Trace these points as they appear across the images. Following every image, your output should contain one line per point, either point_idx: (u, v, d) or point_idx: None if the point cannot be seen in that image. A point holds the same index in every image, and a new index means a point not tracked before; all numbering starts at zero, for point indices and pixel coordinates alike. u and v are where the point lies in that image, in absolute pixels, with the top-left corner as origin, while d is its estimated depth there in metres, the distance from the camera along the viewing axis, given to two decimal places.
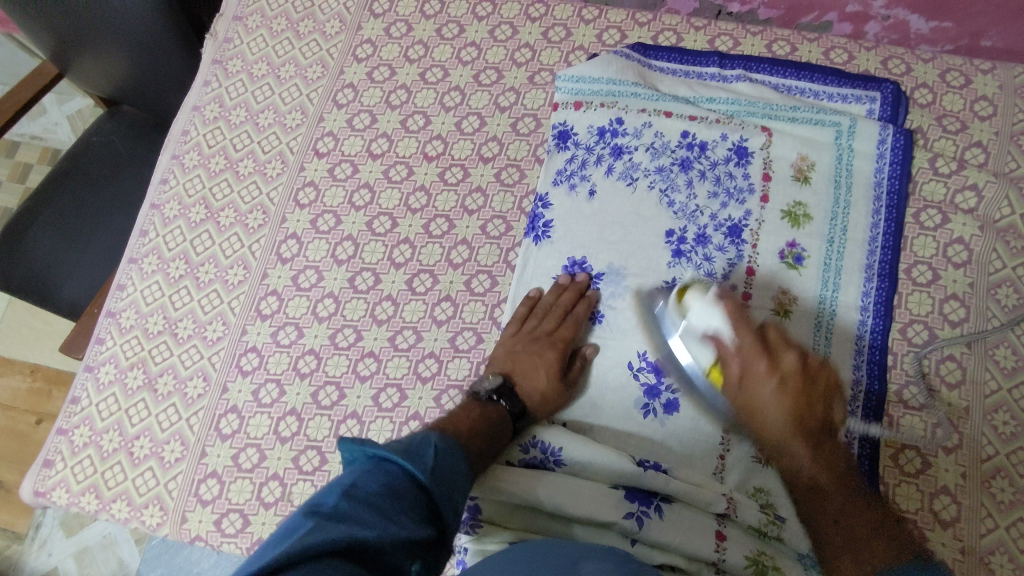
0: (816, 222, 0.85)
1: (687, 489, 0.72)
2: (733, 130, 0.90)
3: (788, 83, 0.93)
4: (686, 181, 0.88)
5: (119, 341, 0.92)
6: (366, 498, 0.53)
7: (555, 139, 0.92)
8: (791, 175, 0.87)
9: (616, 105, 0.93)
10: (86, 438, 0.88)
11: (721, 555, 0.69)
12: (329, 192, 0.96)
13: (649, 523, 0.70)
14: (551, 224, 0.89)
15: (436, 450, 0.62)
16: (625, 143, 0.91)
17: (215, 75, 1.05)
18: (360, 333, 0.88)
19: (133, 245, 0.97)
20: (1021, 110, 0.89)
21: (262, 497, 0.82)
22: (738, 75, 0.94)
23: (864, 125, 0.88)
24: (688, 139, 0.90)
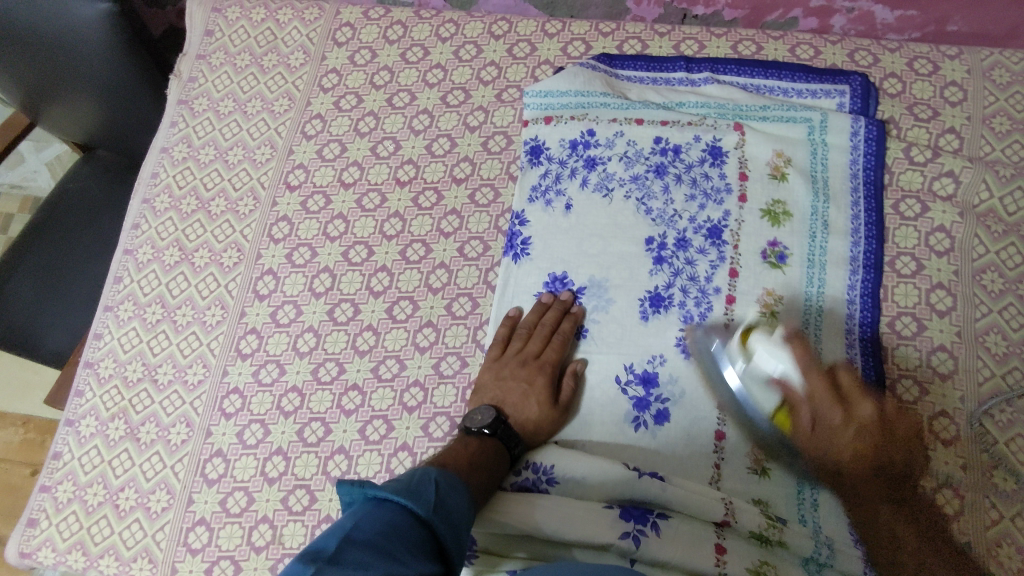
0: (796, 217, 0.84)
1: (683, 501, 0.70)
2: (706, 131, 0.89)
3: (756, 83, 0.92)
4: (662, 187, 0.88)
5: (99, 392, 0.91)
6: (366, 539, 0.52)
7: (528, 155, 0.92)
8: (767, 172, 0.86)
9: (586, 117, 0.92)
10: (69, 494, 0.86)
11: (721, 569, 0.67)
12: (303, 225, 0.95)
13: (646, 542, 0.68)
14: (529, 240, 0.87)
15: (436, 485, 0.61)
16: (598, 153, 0.90)
17: (182, 115, 1.04)
18: (342, 366, 0.87)
19: (108, 292, 0.96)
20: (991, 94, 0.88)
21: (253, 542, 0.80)
22: (705, 77, 0.93)
23: (836, 118, 0.87)
24: (661, 145, 0.89)
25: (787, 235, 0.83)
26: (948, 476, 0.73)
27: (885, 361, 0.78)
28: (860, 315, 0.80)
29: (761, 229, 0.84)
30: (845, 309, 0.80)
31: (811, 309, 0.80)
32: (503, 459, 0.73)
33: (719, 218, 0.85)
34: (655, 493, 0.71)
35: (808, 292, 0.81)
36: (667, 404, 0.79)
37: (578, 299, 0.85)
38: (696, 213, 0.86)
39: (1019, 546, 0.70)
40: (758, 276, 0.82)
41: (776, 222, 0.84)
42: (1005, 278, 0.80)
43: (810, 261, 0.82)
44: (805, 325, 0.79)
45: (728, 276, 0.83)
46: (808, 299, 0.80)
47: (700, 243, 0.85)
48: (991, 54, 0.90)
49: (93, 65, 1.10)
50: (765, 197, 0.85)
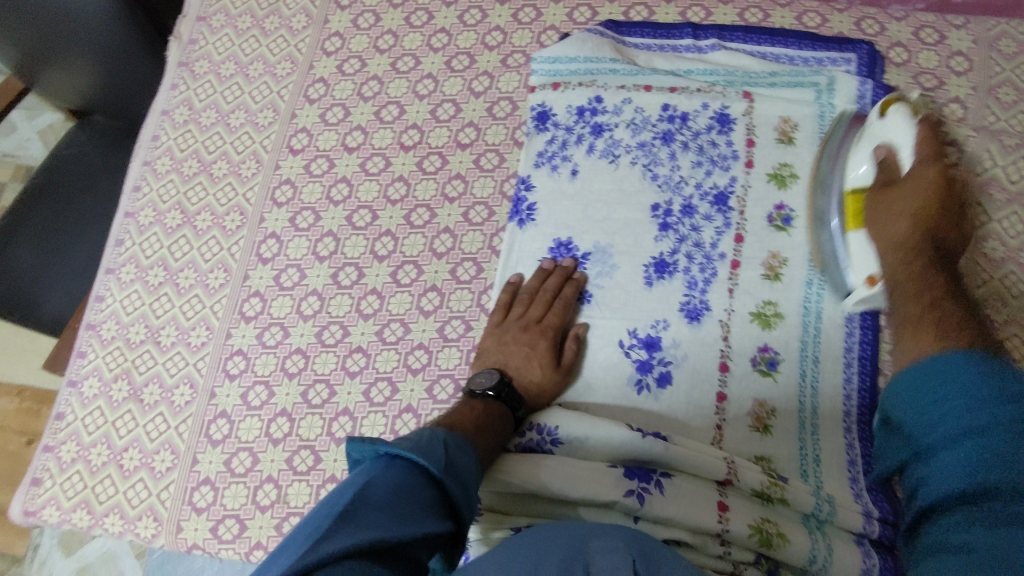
0: (802, 182, 0.85)
1: (687, 459, 0.71)
2: (713, 98, 0.89)
3: (764, 50, 0.92)
4: (669, 154, 0.88)
5: (102, 354, 0.91)
6: (379, 499, 0.52)
7: (534, 121, 0.91)
8: (774, 138, 0.87)
9: (593, 84, 0.92)
10: (73, 454, 0.87)
11: (724, 526, 0.68)
12: (306, 188, 0.94)
13: (650, 500, 0.69)
14: (535, 206, 0.88)
15: (447, 444, 0.60)
16: (605, 120, 0.90)
17: (183, 78, 1.03)
18: (346, 329, 0.87)
19: (110, 255, 0.95)
20: (997, 64, 0.88)
21: (258, 501, 0.81)
22: (713, 44, 0.93)
23: (843, 82, 0.87)
24: (668, 112, 0.89)
25: (792, 199, 0.84)
26: None
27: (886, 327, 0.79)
28: None
29: (767, 194, 0.85)
30: None
31: (813, 273, 0.81)
32: (507, 421, 0.73)
33: (725, 185, 0.86)
34: (658, 453, 0.71)
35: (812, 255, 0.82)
36: (670, 367, 0.80)
37: (583, 264, 0.85)
38: (702, 179, 0.86)
39: None
40: (763, 241, 0.83)
41: (783, 186, 0.85)
42: (1006, 246, 0.80)
43: None
44: (809, 286, 0.81)
45: (733, 242, 0.83)
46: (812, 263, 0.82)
47: (705, 209, 0.85)
48: (997, 25, 0.90)
49: (91, 25, 1.08)
50: (771, 162, 0.86)
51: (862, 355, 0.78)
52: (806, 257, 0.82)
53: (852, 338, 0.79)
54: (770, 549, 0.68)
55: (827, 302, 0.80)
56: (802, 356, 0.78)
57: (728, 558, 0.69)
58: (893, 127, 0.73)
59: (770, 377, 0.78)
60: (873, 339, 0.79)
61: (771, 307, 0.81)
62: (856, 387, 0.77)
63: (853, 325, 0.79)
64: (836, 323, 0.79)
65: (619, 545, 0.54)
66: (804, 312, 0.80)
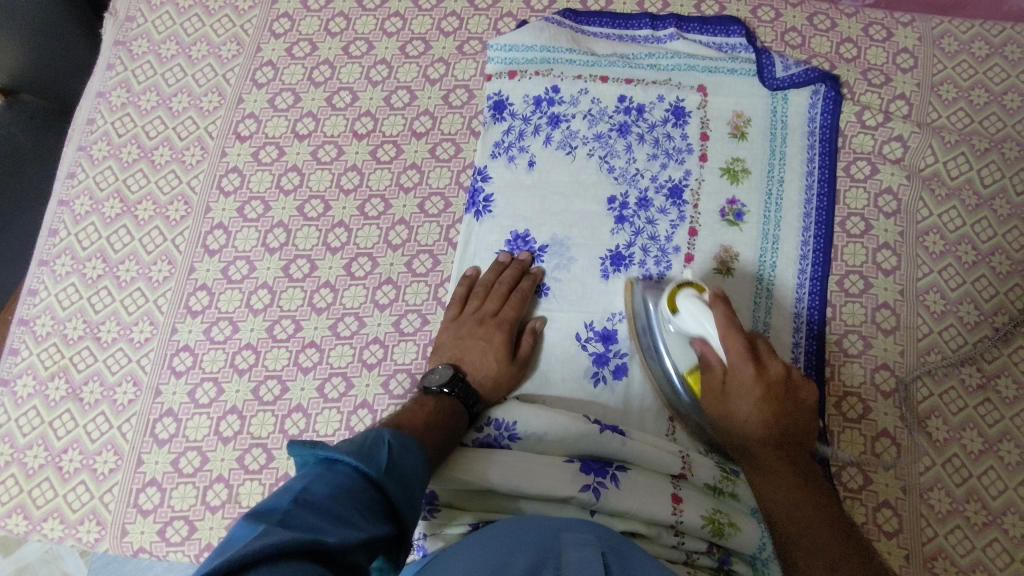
0: (753, 176, 0.86)
1: (642, 453, 0.72)
2: (669, 90, 0.89)
3: (720, 42, 0.92)
4: (625, 146, 0.88)
5: (36, 351, 0.86)
6: (321, 501, 0.51)
7: (491, 110, 0.90)
8: (727, 131, 0.88)
9: (550, 73, 0.91)
10: (7, 457, 0.82)
11: (678, 517, 0.69)
12: (255, 177, 0.91)
13: (605, 494, 0.69)
14: (491, 197, 0.87)
15: (390, 446, 0.60)
16: (562, 111, 0.89)
17: (120, 58, 0.98)
18: (299, 324, 0.85)
19: (43, 246, 0.90)
20: (939, 61, 0.91)
21: (207, 501, 0.78)
22: (671, 34, 0.93)
23: (795, 95, 0.89)
24: (625, 104, 0.89)
25: (744, 192, 0.85)
26: (886, 425, 0.78)
27: (833, 318, 0.82)
28: (810, 272, 0.83)
29: (720, 187, 0.86)
30: (796, 266, 0.83)
31: (765, 267, 0.83)
32: (463, 416, 0.73)
33: (680, 178, 0.86)
34: (614, 448, 0.72)
35: (763, 248, 0.83)
36: (625, 359, 0.80)
37: (539, 258, 0.84)
38: (658, 171, 0.86)
39: (947, 490, 0.75)
40: (716, 234, 0.84)
41: (735, 180, 0.86)
42: (946, 240, 0.83)
43: (766, 219, 0.84)
44: (759, 279, 0.82)
45: (686, 235, 0.84)
46: (762, 256, 0.83)
47: (660, 203, 0.85)
48: (940, 23, 0.93)
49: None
50: (724, 156, 0.87)
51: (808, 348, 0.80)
52: (757, 250, 0.83)
53: (800, 327, 0.81)
54: (722, 538, 0.70)
55: (776, 291, 0.82)
56: None
57: (682, 548, 0.70)
58: (688, 319, 0.69)
59: None
60: (818, 334, 0.80)
61: None
62: None
63: (801, 319, 0.81)
64: (784, 313, 0.81)
65: (591, 540, 0.55)
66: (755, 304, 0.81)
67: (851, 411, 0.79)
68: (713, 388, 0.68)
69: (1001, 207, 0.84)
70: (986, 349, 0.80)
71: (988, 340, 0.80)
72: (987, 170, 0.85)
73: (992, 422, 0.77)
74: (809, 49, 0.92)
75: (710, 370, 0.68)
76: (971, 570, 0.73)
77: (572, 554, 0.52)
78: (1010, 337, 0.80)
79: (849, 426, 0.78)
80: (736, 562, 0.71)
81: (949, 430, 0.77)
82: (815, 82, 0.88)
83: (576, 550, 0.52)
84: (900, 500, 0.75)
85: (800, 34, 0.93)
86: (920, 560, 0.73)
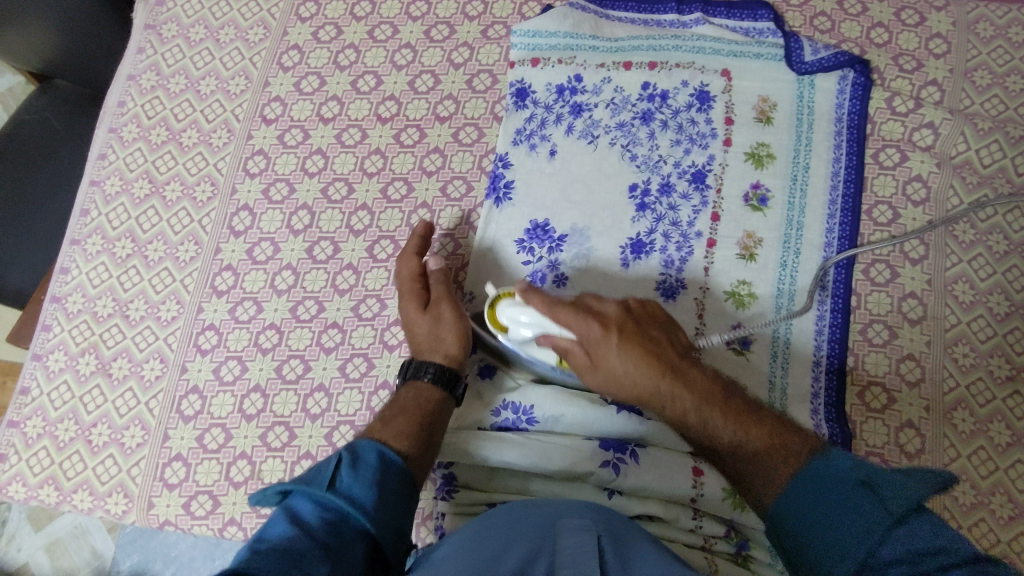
0: (778, 162, 0.85)
1: (661, 431, 0.72)
2: (694, 76, 0.88)
3: (746, 26, 0.91)
4: (648, 134, 0.87)
5: (67, 327, 0.88)
6: (271, 539, 0.51)
7: (513, 98, 0.90)
8: (753, 117, 0.87)
9: (573, 61, 0.90)
10: (39, 429, 0.85)
11: (698, 491, 0.71)
12: (280, 159, 0.92)
13: (625, 471, 0.70)
14: (512, 184, 0.86)
15: (339, 459, 0.58)
16: (585, 99, 0.89)
17: (150, 41, 0.99)
18: (322, 305, 0.86)
19: (75, 225, 0.92)
20: (975, 47, 0.89)
21: (231, 477, 0.80)
22: (697, 18, 0.92)
23: (822, 79, 0.87)
24: (648, 91, 0.88)
25: (769, 178, 0.85)
26: (911, 416, 0.77)
27: (858, 307, 0.80)
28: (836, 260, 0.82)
29: (744, 173, 0.85)
30: (821, 253, 0.82)
31: (788, 253, 0.82)
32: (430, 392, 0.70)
33: (703, 163, 0.85)
34: (632, 426, 0.72)
35: (787, 234, 0.83)
36: None
37: (558, 247, 0.84)
38: (681, 157, 0.86)
39: (972, 481, 0.74)
40: (739, 221, 0.83)
41: (759, 165, 0.85)
42: (976, 229, 0.82)
43: (790, 205, 0.84)
44: (783, 266, 0.82)
45: (709, 221, 0.83)
46: (787, 243, 0.82)
47: (683, 188, 0.85)
48: (976, 7, 0.91)
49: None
50: (749, 141, 0.86)
51: (833, 338, 0.79)
52: (781, 237, 0.83)
53: (824, 315, 0.80)
54: (742, 513, 0.70)
55: (801, 277, 0.81)
56: (776, 335, 0.79)
57: (699, 531, 0.71)
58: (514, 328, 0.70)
59: (744, 355, 0.79)
60: (843, 323, 0.80)
61: (745, 286, 0.81)
62: (825, 369, 0.78)
63: (824, 308, 0.80)
64: (809, 298, 0.80)
65: (589, 524, 0.54)
66: (777, 291, 0.81)
67: (875, 400, 0.78)
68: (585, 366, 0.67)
69: None
70: (1016, 340, 0.78)
71: (1018, 332, 0.78)
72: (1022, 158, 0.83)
73: (1019, 414, 0.76)
74: (839, 34, 0.91)
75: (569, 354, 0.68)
76: None
77: (567, 540, 0.52)
78: None
79: (873, 416, 0.77)
80: (755, 547, 0.71)
81: (976, 422, 0.76)
82: (843, 67, 0.87)
83: (573, 536, 0.52)
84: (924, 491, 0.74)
85: (830, 19, 0.92)
86: None
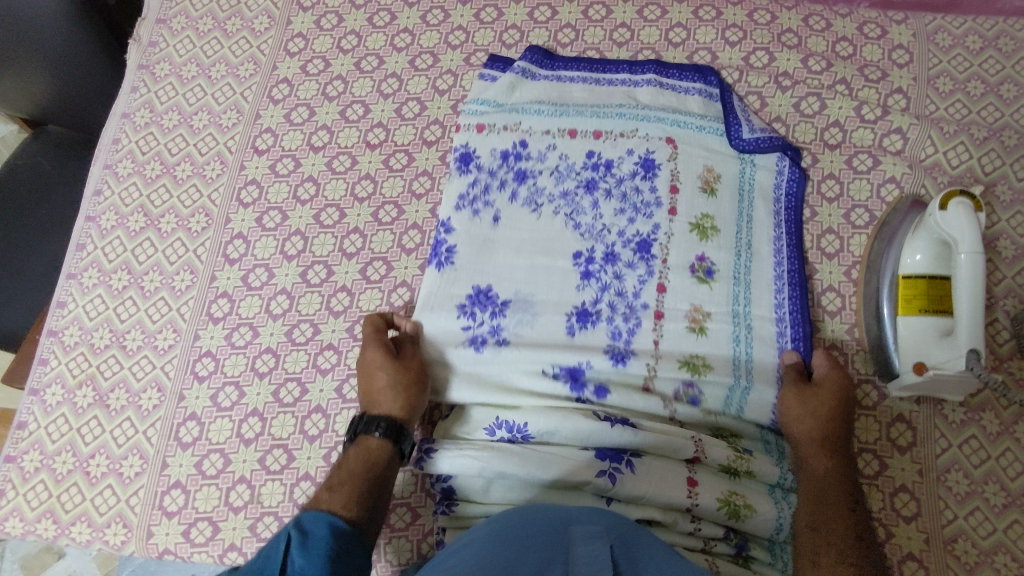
0: (722, 232, 0.85)
1: (658, 441, 0.73)
2: (638, 144, 0.89)
3: (697, 88, 0.93)
4: (591, 203, 0.87)
5: (65, 360, 0.89)
6: None
7: (458, 164, 0.90)
8: (696, 186, 0.87)
9: (519, 127, 0.91)
10: (37, 463, 0.85)
11: (693, 500, 0.71)
12: (273, 188, 0.94)
13: (622, 479, 0.71)
14: (454, 248, 0.85)
15: (286, 537, 0.60)
16: (529, 166, 0.89)
17: (143, 80, 1.02)
18: (317, 327, 0.87)
19: (71, 260, 0.94)
20: (935, 56, 0.93)
21: (231, 502, 0.80)
22: (649, 78, 0.93)
23: (763, 157, 0.89)
24: (593, 160, 0.89)
25: (714, 250, 0.84)
26: (901, 410, 0.79)
27: (842, 309, 0.84)
28: (791, 332, 0.80)
29: (689, 244, 0.84)
30: (773, 327, 0.81)
31: (738, 329, 0.80)
32: (380, 448, 0.72)
33: (648, 232, 0.85)
34: (627, 440, 0.73)
35: (734, 310, 0.81)
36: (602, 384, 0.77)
37: (501, 313, 0.82)
38: (624, 227, 0.85)
39: (965, 471, 0.76)
40: (684, 291, 0.82)
41: (704, 236, 0.84)
42: None
43: (737, 280, 0.83)
44: (735, 340, 0.80)
45: (655, 292, 0.82)
46: (735, 318, 0.81)
47: (627, 257, 0.84)
48: (934, 19, 0.95)
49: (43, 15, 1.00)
50: (694, 211, 0.86)
51: (794, 335, 0.80)
52: (728, 309, 0.81)
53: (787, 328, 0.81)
54: (738, 520, 0.71)
55: (755, 349, 0.79)
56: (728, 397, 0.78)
57: (699, 534, 0.72)
58: (952, 221, 0.74)
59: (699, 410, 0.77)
60: (803, 329, 0.80)
61: (699, 358, 0.79)
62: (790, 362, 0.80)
63: (784, 323, 0.80)
64: (763, 306, 0.82)
65: (601, 531, 0.55)
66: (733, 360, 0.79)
67: (866, 398, 0.80)
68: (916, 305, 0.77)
69: (1003, 192, 0.85)
70: (996, 332, 0.81)
71: (997, 324, 0.81)
72: (988, 158, 0.87)
73: (1007, 404, 0.78)
74: (806, 49, 0.95)
75: (922, 284, 0.77)
76: (993, 552, 0.73)
77: (581, 547, 0.52)
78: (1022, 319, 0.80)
79: (864, 413, 0.80)
80: (754, 548, 0.72)
81: (966, 412, 0.78)
82: (778, 149, 0.88)
83: (585, 544, 0.52)
84: (918, 484, 0.76)
85: (797, 35, 0.96)
86: (941, 542, 0.74)
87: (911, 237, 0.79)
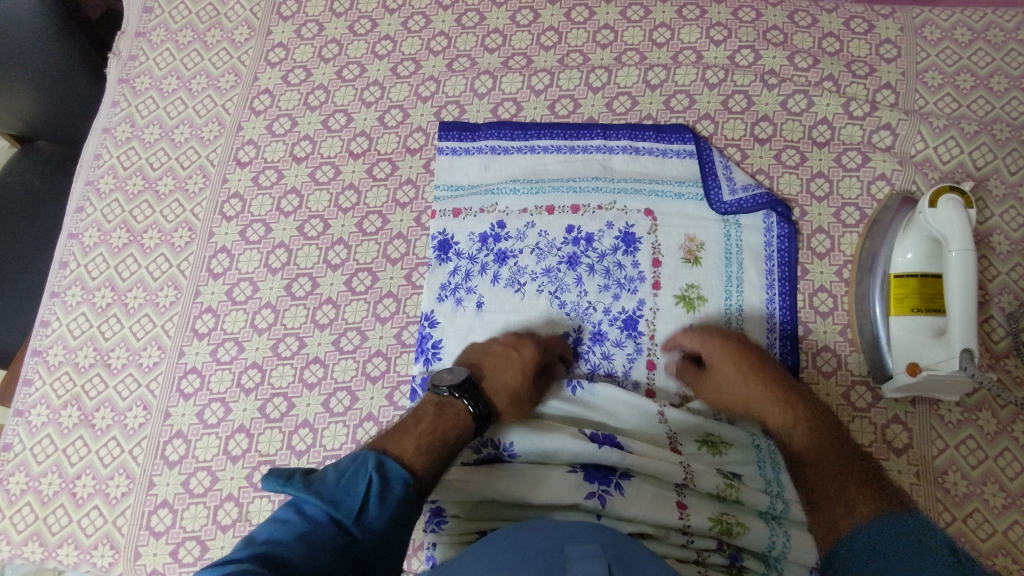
0: (710, 303, 0.82)
1: (643, 462, 0.71)
2: (618, 216, 0.86)
3: (675, 149, 0.90)
4: (575, 279, 0.84)
5: (50, 380, 0.88)
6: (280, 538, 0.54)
7: (436, 251, 0.87)
8: (679, 257, 0.84)
9: (495, 208, 0.88)
10: (23, 485, 0.84)
11: (685, 522, 0.70)
12: (256, 201, 0.93)
13: (611, 501, 0.70)
14: (440, 343, 0.82)
15: (368, 482, 0.59)
16: (509, 246, 0.86)
17: (124, 95, 1.01)
18: (302, 341, 0.86)
19: (54, 278, 0.93)
20: (923, 49, 0.91)
21: (218, 521, 0.79)
22: (623, 145, 0.90)
23: (748, 217, 0.85)
24: (573, 234, 0.86)
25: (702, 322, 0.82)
26: (897, 412, 0.78)
27: (835, 309, 0.82)
28: None
29: (677, 317, 0.82)
30: None
31: None
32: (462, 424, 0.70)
33: (634, 308, 0.82)
34: (615, 461, 0.72)
35: None
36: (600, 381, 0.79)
37: None
38: (610, 303, 0.83)
39: (963, 472, 0.75)
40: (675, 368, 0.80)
41: (691, 308, 0.82)
42: None
43: None
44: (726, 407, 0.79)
45: (646, 369, 0.80)
46: None
47: (615, 335, 0.82)
48: (921, 12, 0.94)
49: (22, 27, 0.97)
50: (679, 283, 0.83)
51: None
52: None
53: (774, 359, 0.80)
54: (731, 537, 0.70)
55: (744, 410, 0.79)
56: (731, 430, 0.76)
57: (692, 546, 0.70)
58: (943, 219, 0.73)
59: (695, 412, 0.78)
60: None
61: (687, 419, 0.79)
62: None
63: None
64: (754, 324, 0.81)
65: (596, 550, 0.54)
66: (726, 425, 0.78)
67: (861, 400, 0.79)
68: (913, 305, 0.75)
69: (995, 186, 0.84)
70: (991, 329, 0.79)
71: (992, 321, 0.79)
72: (980, 152, 0.85)
73: (1005, 402, 0.77)
74: (792, 46, 0.93)
75: (916, 286, 0.76)
76: (994, 555, 0.72)
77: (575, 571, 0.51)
78: (1017, 316, 0.78)
79: (860, 416, 0.78)
80: (748, 558, 0.71)
81: (963, 412, 0.77)
82: (764, 208, 0.85)
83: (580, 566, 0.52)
84: (915, 486, 0.75)
85: (782, 32, 0.94)
86: None
87: (903, 235, 0.78)
